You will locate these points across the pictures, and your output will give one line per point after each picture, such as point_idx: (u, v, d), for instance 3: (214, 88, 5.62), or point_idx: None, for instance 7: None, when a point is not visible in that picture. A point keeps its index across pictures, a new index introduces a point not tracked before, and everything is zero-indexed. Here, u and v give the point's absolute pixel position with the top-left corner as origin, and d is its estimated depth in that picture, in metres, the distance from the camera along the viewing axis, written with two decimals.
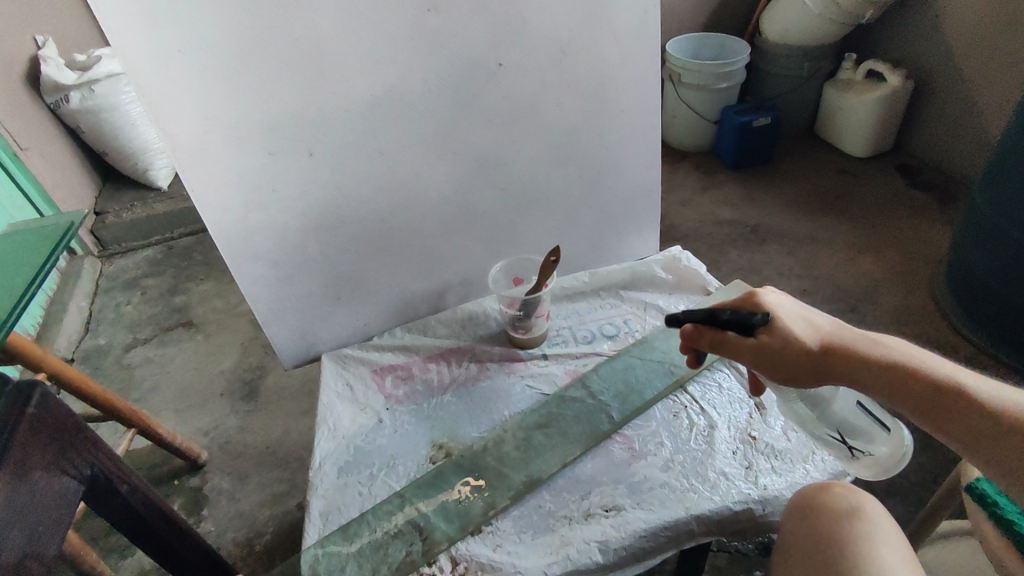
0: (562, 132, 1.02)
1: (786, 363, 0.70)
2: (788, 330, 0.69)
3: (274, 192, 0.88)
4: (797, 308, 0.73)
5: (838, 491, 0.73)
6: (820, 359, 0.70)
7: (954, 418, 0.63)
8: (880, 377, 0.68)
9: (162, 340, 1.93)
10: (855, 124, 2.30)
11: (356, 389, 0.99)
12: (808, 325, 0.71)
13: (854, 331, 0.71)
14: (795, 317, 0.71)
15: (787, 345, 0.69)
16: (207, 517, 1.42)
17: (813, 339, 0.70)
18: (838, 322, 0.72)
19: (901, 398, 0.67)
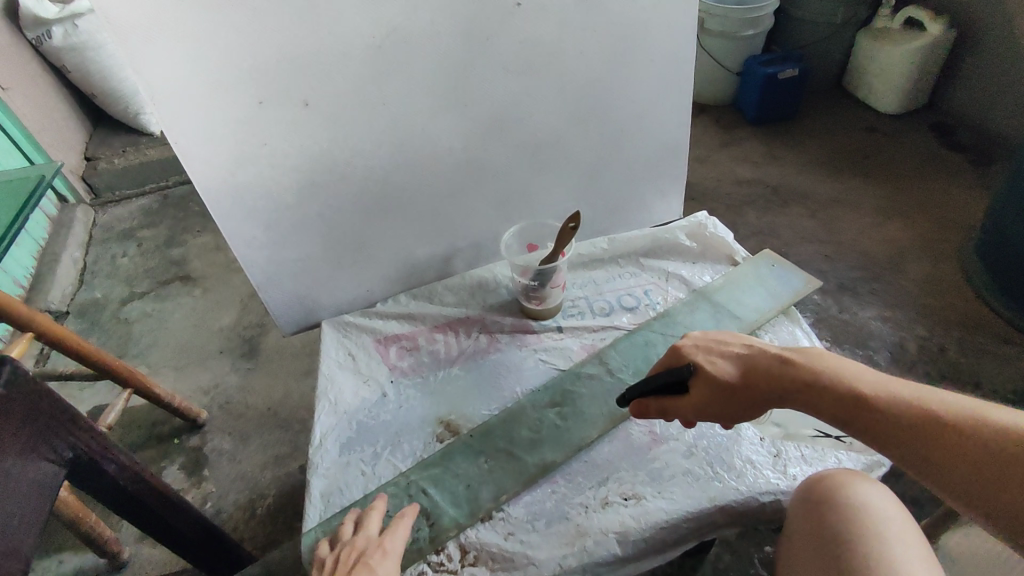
0: (585, 84, 0.91)
1: (716, 410, 0.67)
2: (706, 377, 0.67)
3: (265, 146, 0.80)
4: (711, 345, 0.70)
5: (847, 483, 0.66)
6: (745, 398, 0.66)
7: (880, 432, 0.58)
8: (806, 401, 0.63)
9: (160, 294, 1.87)
10: (888, 77, 2.16)
11: (357, 359, 0.94)
12: (724, 362, 0.68)
13: (768, 353, 0.67)
14: (709, 357, 0.69)
15: (712, 395, 0.67)
16: (208, 478, 1.40)
17: (745, 381, 0.66)
18: (753, 346, 0.68)
19: (829, 417, 0.62)
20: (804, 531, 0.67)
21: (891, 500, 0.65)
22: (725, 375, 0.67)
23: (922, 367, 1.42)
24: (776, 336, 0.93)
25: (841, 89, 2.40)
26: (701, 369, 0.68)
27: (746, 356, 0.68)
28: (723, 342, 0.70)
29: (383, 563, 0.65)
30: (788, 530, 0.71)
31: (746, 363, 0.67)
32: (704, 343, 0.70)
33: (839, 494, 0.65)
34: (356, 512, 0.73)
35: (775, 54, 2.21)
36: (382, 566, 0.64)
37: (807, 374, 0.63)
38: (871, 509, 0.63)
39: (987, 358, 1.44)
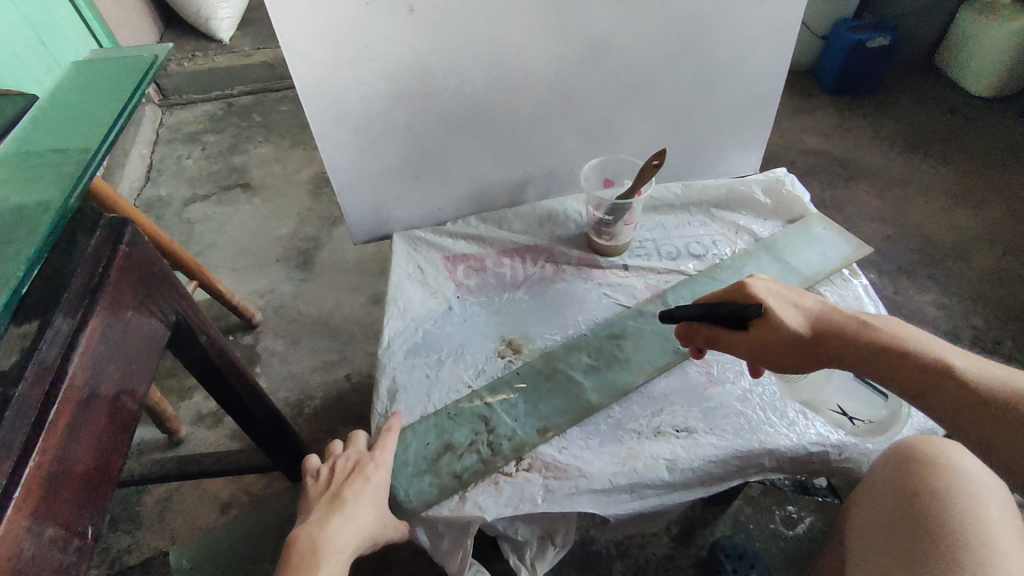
0: (686, 21, 0.89)
1: (777, 355, 0.68)
2: (779, 319, 0.67)
3: (367, 50, 0.80)
4: (785, 293, 0.70)
5: (951, 465, 0.68)
6: (811, 348, 0.67)
7: (952, 403, 0.60)
8: (875, 360, 0.64)
9: (221, 199, 1.93)
10: (985, 55, 2.04)
11: (427, 272, 0.97)
12: (796, 310, 0.69)
13: (845, 313, 0.68)
14: (782, 303, 0.69)
15: (777, 335, 0.67)
16: (261, 374, 1.48)
17: (810, 327, 0.67)
18: (828, 304, 0.69)
19: (894, 380, 0.64)
20: (884, 497, 0.71)
21: (998, 489, 0.66)
22: (796, 322, 0.67)
23: None
24: (841, 297, 0.92)
25: (930, 66, 2.27)
26: (771, 311, 0.68)
27: (818, 310, 0.69)
28: (796, 294, 0.71)
29: (376, 473, 0.72)
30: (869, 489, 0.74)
31: (819, 316, 0.68)
32: (779, 290, 0.70)
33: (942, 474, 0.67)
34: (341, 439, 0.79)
35: (867, 20, 2.09)
36: (376, 475, 0.72)
37: (885, 336, 0.64)
38: (970, 497, 0.65)
39: None
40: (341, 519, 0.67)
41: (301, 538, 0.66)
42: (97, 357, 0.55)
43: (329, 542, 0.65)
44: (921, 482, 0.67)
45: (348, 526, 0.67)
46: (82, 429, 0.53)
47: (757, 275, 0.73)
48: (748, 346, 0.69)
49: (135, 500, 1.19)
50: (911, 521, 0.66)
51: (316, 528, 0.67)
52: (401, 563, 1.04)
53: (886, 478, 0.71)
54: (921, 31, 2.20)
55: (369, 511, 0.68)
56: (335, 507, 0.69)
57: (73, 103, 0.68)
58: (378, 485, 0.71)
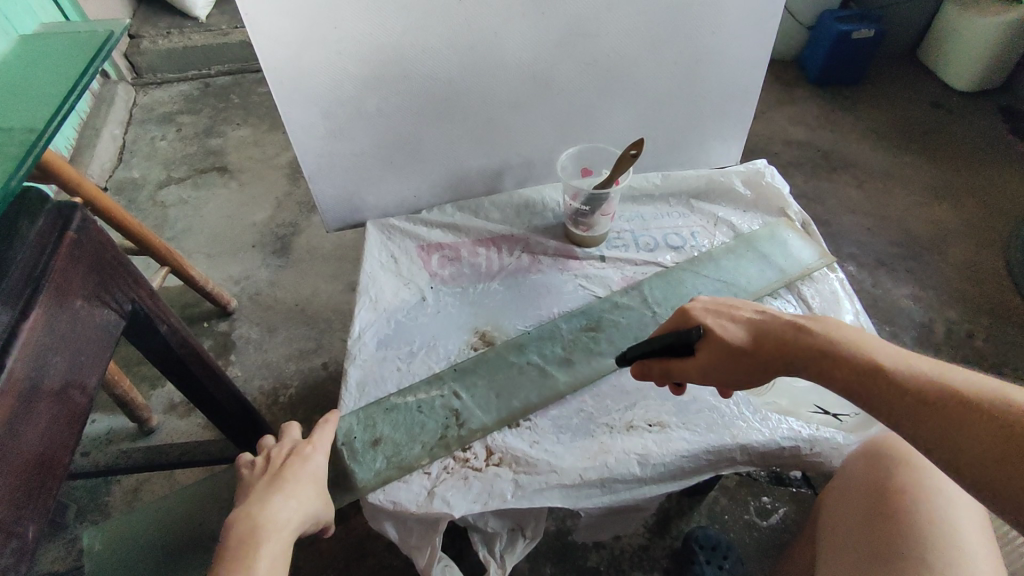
0: (667, 7, 0.86)
1: (725, 375, 0.65)
2: (718, 338, 0.65)
3: (337, 29, 0.78)
4: (724, 309, 0.68)
5: (921, 463, 0.69)
6: (756, 362, 0.64)
7: (895, 403, 0.56)
8: (817, 368, 0.62)
9: (196, 182, 1.88)
10: (968, 48, 2.04)
11: (400, 262, 0.95)
12: (736, 324, 0.66)
13: (782, 320, 0.65)
14: (722, 319, 0.67)
15: (722, 356, 0.64)
16: (235, 362, 1.46)
17: (750, 341, 0.64)
18: (767, 312, 0.67)
19: (841, 389, 0.61)
20: (858, 497, 0.70)
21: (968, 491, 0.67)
22: (738, 337, 0.64)
23: (948, 350, 1.42)
24: (817, 291, 0.92)
25: (915, 59, 2.27)
26: (710, 331, 0.65)
27: (757, 319, 0.66)
28: (735, 306, 0.68)
29: (314, 454, 0.69)
30: (843, 485, 0.73)
31: (757, 326, 0.65)
32: (716, 305, 0.68)
33: (913, 471, 0.68)
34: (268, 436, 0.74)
35: (853, 11, 2.08)
36: (316, 454, 0.69)
37: (823, 343, 0.62)
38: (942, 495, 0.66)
39: (1017, 348, 1.43)
40: (285, 495, 0.62)
41: (240, 517, 0.59)
42: (39, 349, 0.53)
43: (271, 519, 0.59)
44: (896, 480, 0.68)
45: (289, 505, 0.62)
46: (23, 423, 0.51)
47: (698, 295, 0.71)
48: (697, 372, 0.66)
49: (103, 491, 1.17)
50: (881, 516, 0.67)
51: (254, 507, 0.60)
52: (376, 555, 1.03)
53: (859, 467, 0.72)
54: (907, 23, 2.19)
55: (310, 489, 0.65)
56: (275, 485, 0.64)
57: (19, 79, 0.64)
58: (318, 466, 0.68)
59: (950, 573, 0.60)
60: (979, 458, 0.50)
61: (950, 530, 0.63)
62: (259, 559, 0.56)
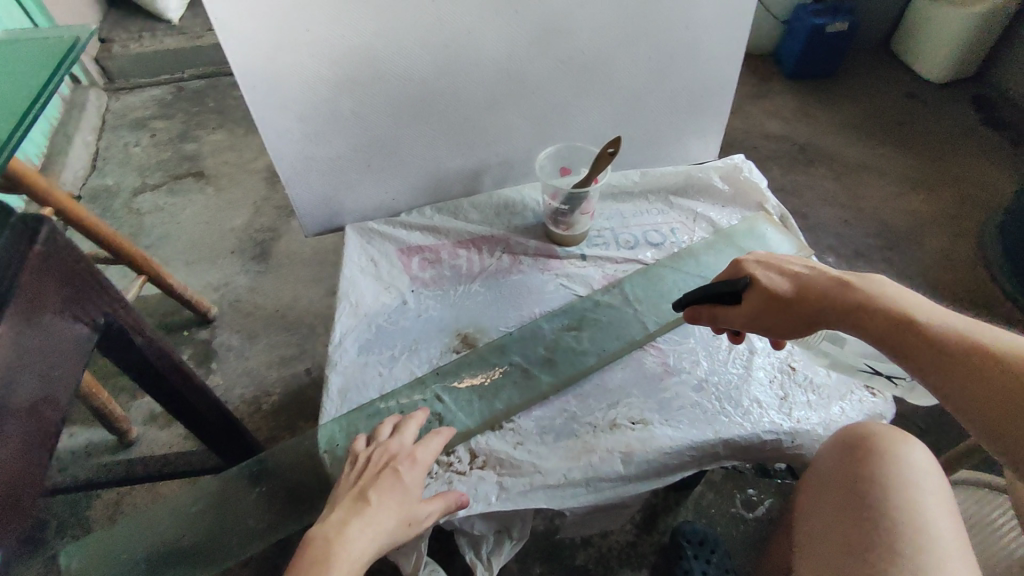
0: (640, 4, 0.86)
1: (766, 325, 0.69)
2: (764, 289, 0.68)
3: (309, 33, 0.77)
4: (775, 263, 0.71)
5: (889, 447, 0.69)
6: (797, 314, 0.67)
7: (925, 360, 0.59)
8: (855, 321, 0.64)
9: (172, 188, 1.85)
10: (939, 40, 2.08)
11: (380, 266, 0.95)
12: (783, 278, 0.69)
13: (829, 275, 0.67)
14: (770, 273, 0.70)
15: (765, 307, 0.68)
16: (216, 370, 1.44)
17: (793, 294, 0.67)
18: (817, 268, 0.69)
19: (876, 343, 0.63)
20: (830, 486, 0.70)
21: (936, 475, 0.66)
22: (782, 289, 0.68)
23: None
24: None
25: (888, 52, 2.31)
26: (756, 283, 0.69)
27: (805, 275, 0.68)
28: (786, 261, 0.71)
29: (409, 472, 0.65)
30: (816, 475, 0.74)
31: (803, 281, 0.68)
32: (768, 259, 0.71)
33: (890, 461, 0.67)
34: (395, 416, 0.74)
35: (826, 5, 2.10)
36: (409, 475, 0.65)
37: (862, 300, 0.64)
38: (914, 485, 0.65)
39: None
40: (362, 520, 0.59)
41: (317, 537, 0.57)
42: (7, 367, 0.51)
43: (345, 548, 0.56)
44: (870, 470, 0.67)
45: (367, 533, 0.58)
46: None
47: (752, 249, 0.73)
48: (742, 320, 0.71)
49: (84, 505, 1.15)
50: (855, 508, 0.66)
51: (334, 529, 0.58)
52: None
53: (835, 461, 0.72)
54: (879, 15, 2.22)
55: (391, 516, 0.61)
56: (360, 502, 0.61)
57: None
58: (410, 485, 0.64)
59: (914, 553, 0.59)
60: (992, 416, 0.54)
61: (925, 520, 0.62)
62: None
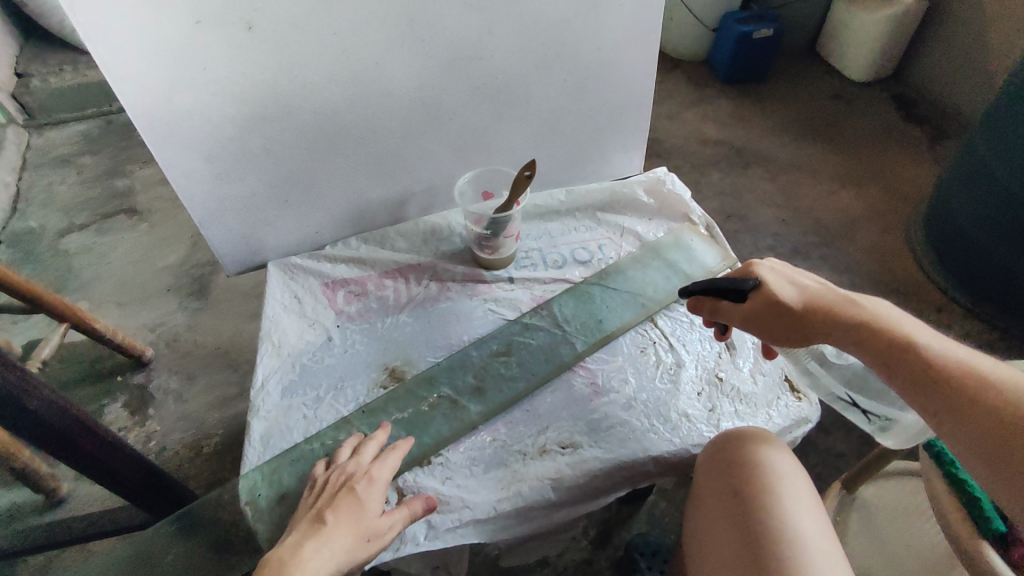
0: (549, 27, 0.87)
1: (763, 325, 0.67)
2: (767, 290, 0.66)
3: (206, 70, 0.74)
4: (788, 272, 0.69)
5: (761, 457, 0.68)
6: (795, 321, 0.65)
7: (911, 376, 0.56)
8: (852, 334, 0.61)
9: (102, 227, 1.78)
10: (859, 43, 2.16)
11: (304, 302, 0.92)
12: (791, 286, 0.67)
13: (838, 292, 0.65)
14: (780, 279, 0.68)
15: (766, 308, 0.66)
16: (153, 416, 1.38)
17: (797, 299, 0.65)
18: (828, 285, 0.66)
19: (870, 359, 0.60)
20: (711, 503, 0.68)
21: (803, 483, 0.66)
22: (785, 295, 0.65)
23: None
24: None
25: (814, 54, 2.39)
26: (761, 284, 0.67)
27: (813, 288, 0.66)
28: (800, 274, 0.69)
29: (367, 488, 0.65)
30: (696, 490, 0.72)
31: (810, 292, 0.65)
32: (780, 267, 0.69)
33: (761, 475, 0.66)
34: (357, 436, 0.74)
35: (752, 12, 2.17)
36: (367, 492, 0.64)
37: (866, 315, 0.61)
38: (785, 498, 0.64)
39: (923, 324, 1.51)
40: (317, 539, 0.58)
41: (271, 560, 0.57)
42: None
43: (300, 568, 0.55)
44: (748, 486, 0.65)
45: (322, 552, 0.57)
46: None
47: (767, 256, 0.72)
48: (740, 318, 0.68)
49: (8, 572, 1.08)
50: (737, 527, 0.63)
51: (288, 551, 0.57)
52: None
53: (711, 478, 0.69)
54: (802, 21, 2.31)
55: (347, 535, 0.60)
56: (316, 523, 0.60)
57: None
58: (369, 501, 0.63)
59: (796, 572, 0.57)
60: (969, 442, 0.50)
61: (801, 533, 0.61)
62: None
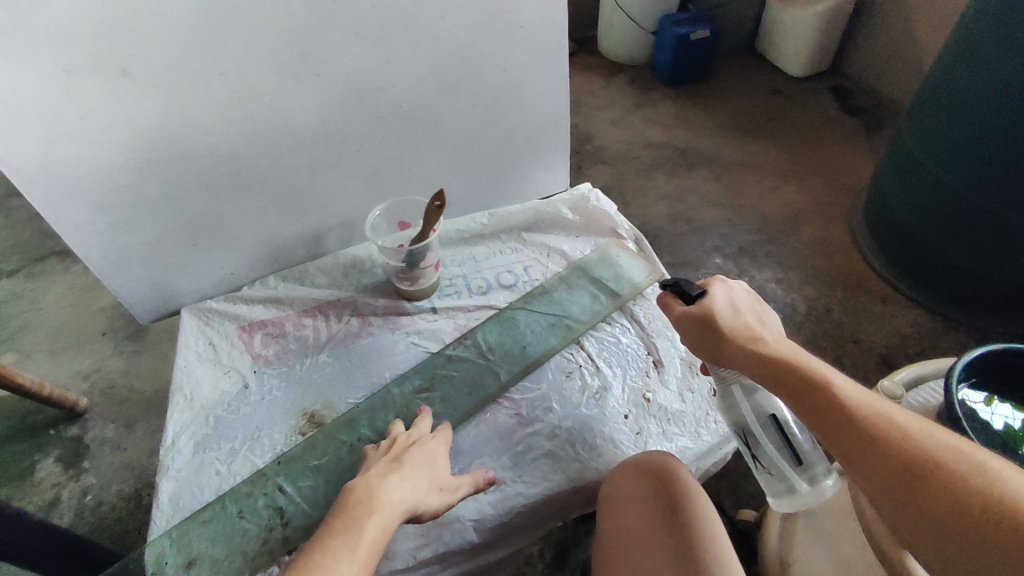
0: (451, 52, 0.85)
1: (695, 335, 0.66)
2: (710, 305, 0.65)
3: (83, 120, 0.69)
4: (742, 299, 0.67)
5: (684, 474, 0.67)
6: (723, 339, 0.64)
7: (820, 413, 0.53)
8: (769, 364, 0.59)
9: (32, 272, 1.59)
10: (793, 39, 2.19)
11: (218, 349, 0.88)
12: (735, 311, 0.65)
13: (776, 334, 0.62)
14: (729, 302, 0.66)
15: (703, 321, 0.65)
16: (87, 471, 1.18)
17: (734, 321, 0.64)
18: (773, 328, 0.64)
19: (782, 391, 0.57)
20: (636, 519, 0.65)
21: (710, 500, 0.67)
22: (723, 316, 0.65)
23: (809, 331, 1.47)
24: (648, 310, 0.93)
25: (753, 51, 2.42)
26: (707, 298, 0.66)
27: (753, 322, 0.64)
28: (754, 307, 0.67)
29: (434, 451, 0.70)
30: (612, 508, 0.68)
31: (748, 323, 0.64)
32: (737, 293, 0.67)
33: (687, 489, 0.65)
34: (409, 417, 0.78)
35: (688, 14, 2.18)
36: (436, 453, 0.70)
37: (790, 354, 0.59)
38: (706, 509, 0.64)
39: (865, 318, 1.46)
40: (397, 477, 0.63)
41: (357, 486, 0.61)
42: None
43: (387, 493, 0.60)
44: (677, 500, 0.64)
45: (404, 487, 0.62)
46: None
47: (730, 280, 0.70)
48: (679, 323, 0.68)
49: None
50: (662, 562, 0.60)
51: (375, 479, 0.62)
52: None
53: (630, 510, 0.66)
54: (738, 22, 2.34)
55: (424, 479, 0.65)
56: (394, 465, 0.65)
57: None
58: (436, 460, 0.69)
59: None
60: (876, 475, 0.48)
61: (723, 556, 0.59)
62: (369, 526, 0.56)
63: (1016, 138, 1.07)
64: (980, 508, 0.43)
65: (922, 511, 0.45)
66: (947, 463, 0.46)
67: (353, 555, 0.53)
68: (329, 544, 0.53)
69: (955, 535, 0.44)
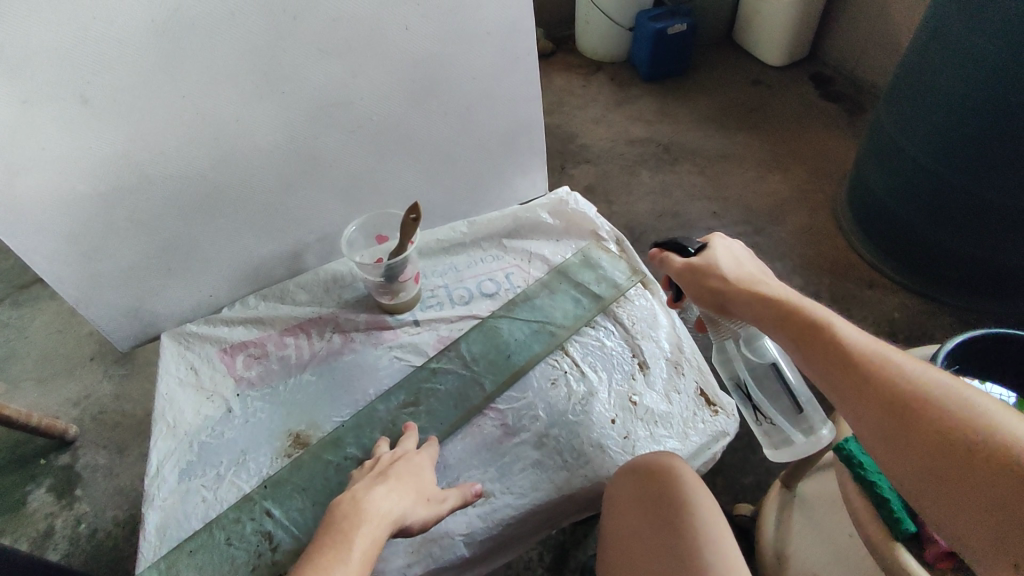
0: (418, 62, 0.84)
1: (697, 286, 0.65)
2: (712, 256, 0.64)
3: (43, 150, 0.68)
4: (745, 253, 0.66)
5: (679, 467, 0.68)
6: (726, 288, 0.62)
7: (821, 354, 0.52)
8: (772, 309, 0.58)
9: (17, 300, 1.49)
10: (770, 28, 2.20)
11: (200, 373, 0.88)
12: (738, 262, 0.64)
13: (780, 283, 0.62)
14: (732, 254, 0.65)
15: (705, 270, 0.64)
16: (81, 497, 1.15)
17: (737, 270, 0.63)
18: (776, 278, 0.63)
19: (783, 335, 0.56)
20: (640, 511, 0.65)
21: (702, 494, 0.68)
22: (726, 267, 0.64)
23: None
24: (631, 312, 0.93)
25: (731, 42, 2.42)
26: (711, 250, 0.65)
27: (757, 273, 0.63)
28: (755, 261, 0.66)
29: (420, 464, 0.70)
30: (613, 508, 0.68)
31: (752, 273, 0.63)
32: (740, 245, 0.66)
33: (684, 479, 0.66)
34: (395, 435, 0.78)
35: (664, 9, 2.18)
36: (420, 465, 0.70)
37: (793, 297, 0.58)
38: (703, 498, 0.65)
39: (852, 303, 1.46)
40: (383, 489, 0.63)
41: (343, 501, 0.61)
42: None
43: (375, 505, 0.60)
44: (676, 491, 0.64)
45: (391, 499, 0.62)
46: None
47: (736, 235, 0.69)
48: (680, 274, 0.67)
49: None
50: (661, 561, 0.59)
51: (361, 492, 0.62)
52: None
53: (628, 510, 0.66)
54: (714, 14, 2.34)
55: (412, 491, 0.65)
56: (380, 478, 0.65)
57: None
58: (422, 471, 0.69)
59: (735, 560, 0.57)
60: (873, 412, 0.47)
61: (724, 554, 0.58)
62: (359, 539, 0.56)
63: (985, 122, 1.08)
64: (976, 440, 0.43)
65: (915, 448, 0.45)
66: (941, 400, 0.45)
67: (347, 567, 0.52)
68: (321, 557, 0.53)
69: (946, 472, 0.43)
